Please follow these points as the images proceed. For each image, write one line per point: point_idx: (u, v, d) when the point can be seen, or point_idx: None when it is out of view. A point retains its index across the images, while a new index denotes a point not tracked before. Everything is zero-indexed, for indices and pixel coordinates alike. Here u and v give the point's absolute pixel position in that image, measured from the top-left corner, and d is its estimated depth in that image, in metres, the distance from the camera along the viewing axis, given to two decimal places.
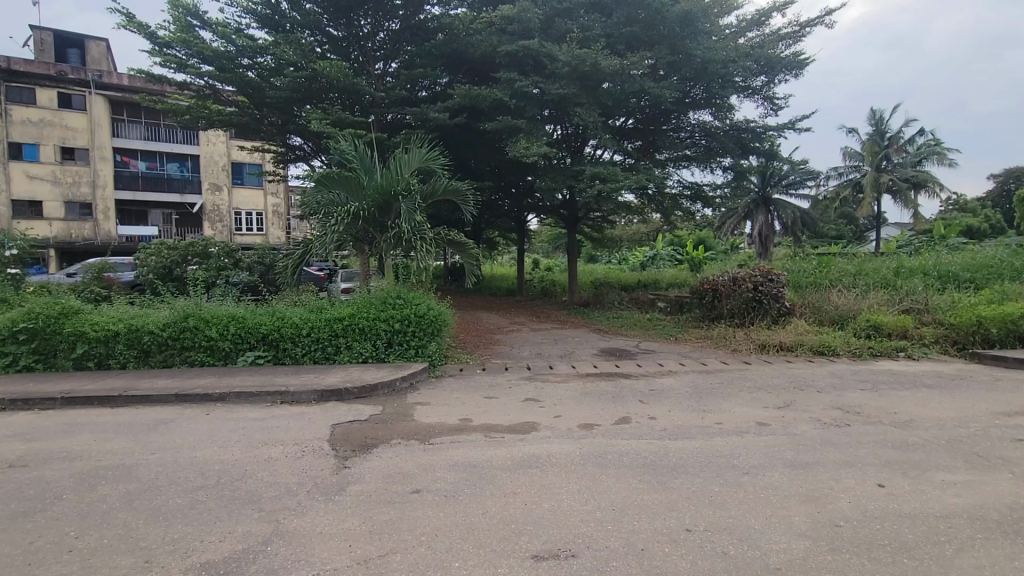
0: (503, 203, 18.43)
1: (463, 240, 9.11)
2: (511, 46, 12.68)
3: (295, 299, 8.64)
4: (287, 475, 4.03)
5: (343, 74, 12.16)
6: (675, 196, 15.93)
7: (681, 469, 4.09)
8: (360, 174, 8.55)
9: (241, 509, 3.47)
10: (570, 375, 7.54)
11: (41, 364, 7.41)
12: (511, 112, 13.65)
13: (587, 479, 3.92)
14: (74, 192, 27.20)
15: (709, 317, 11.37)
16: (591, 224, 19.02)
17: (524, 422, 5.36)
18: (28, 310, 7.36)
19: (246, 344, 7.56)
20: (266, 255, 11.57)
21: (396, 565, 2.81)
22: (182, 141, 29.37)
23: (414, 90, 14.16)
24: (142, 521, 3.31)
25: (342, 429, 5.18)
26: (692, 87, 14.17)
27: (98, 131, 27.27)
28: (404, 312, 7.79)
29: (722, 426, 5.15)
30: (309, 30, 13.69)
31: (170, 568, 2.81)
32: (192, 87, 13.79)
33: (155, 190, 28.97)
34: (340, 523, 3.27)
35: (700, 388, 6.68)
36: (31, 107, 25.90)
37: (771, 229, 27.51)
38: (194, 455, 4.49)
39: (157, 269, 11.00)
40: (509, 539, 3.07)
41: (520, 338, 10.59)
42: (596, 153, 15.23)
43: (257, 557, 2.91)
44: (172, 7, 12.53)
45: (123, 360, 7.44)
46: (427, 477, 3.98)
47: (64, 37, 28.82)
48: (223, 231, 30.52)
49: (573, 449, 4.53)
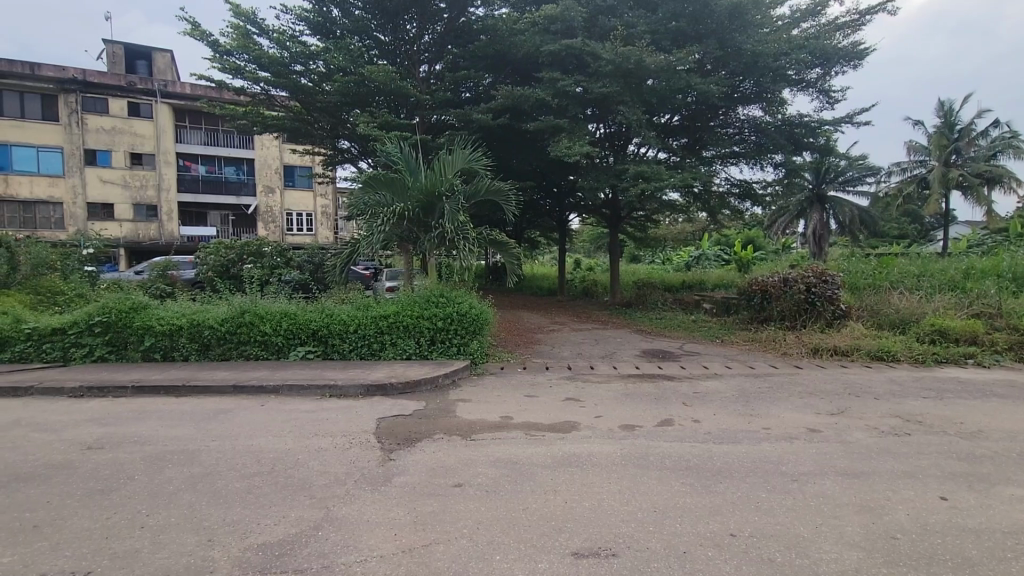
0: (545, 202, 18.43)
1: (503, 239, 9.18)
2: (554, 46, 12.63)
3: (343, 297, 8.92)
4: (337, 465, 4.20)
5: (389, 78, 12.50)
6: (722, 194, 15.54)
7: (726, 473, 4.00)
8: (405, 175, 8.77)
9: (294, 495, 3.66)
10: (611, 375, 7.50)
11: (114, 355, 7.97)
12: (553, 111, 13.61)
13: (628, 480, 3.89)
14: (141, 195, 29.06)
15: (758, 319, 11.01)
16: (635, 223, 18.71)
17: (564, 421, 5.37)
18: (102, 305, 7.93)
19: (297, 340, 7.90)
20: (315, 255, 11.98)
21: (439, 556, 2.89)
22: (239, 145, 31.01)
23: (458, 92, 14.40)
24: (205, 503, 3.54)
25: (388, 423, 5.34)
26: (741, 82, 13.76)
27: (163, 137, 29.05)
28: (446, 311, 7.96)
29: (771, 432, 4.99)
30: (359, 37, 14.06)
31: (231, 547, 2.99)
32: (249, 93, 14.41)
33: (214, 193, 30.69)
34: (386, 513, 3.39)
35: (747, 391, 6.50)
36: (104, 116, 27.89)
37: (826, 228, 26.07)
38: (251, 443, 4.74)
39: (216, 267, 11.66)
40: (549, 535, 3.09)
41: (561, 338, 10.63)
42: (640, 151, 15.02)
43: (309, 540, 3.05)
44: (233, 16, 13.15)
45: (186, 353, 7.93)
46: (469, 471, 4.07)
47: (133, 50, 30.90)
48: (276, 231, 31.95)
49: (614, 450, 4.50)
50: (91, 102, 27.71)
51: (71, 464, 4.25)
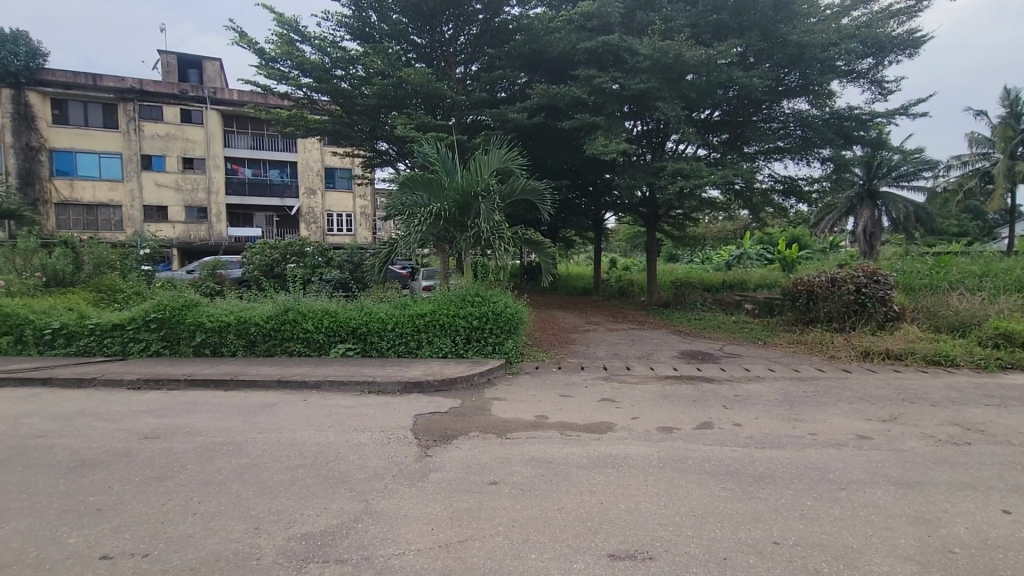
0: (580, 201, 18.31)
1: (539, 239, 9.18)
2: (591, 43, 12.51)
3: (381, 296, 9.11)
4: (376, 460, 4.30)
5: (426, 80, 12.68)
6: (766, 191, 15.03)
7: (769, 479, 3.87)
8: (442, 176, 8.88)
9: (334, 488, 3.76)
10: (648, 376, 7.38)
11: (168, 350, 8.37)
12: (590, 109, 13.50)
13: (666, 483, 3.82)
14: (193, 197, 30.48)
15: (803, 321, 10.59)
16: (673, 222, 18.33)
17: (600, 421, 5.33)
18: (157, 303, 8.36)
19: (338, 337, 8.13)
20: (354, 254, 12.27)
21: (475, 552, 2.91)
22: (282, 149, 32.35)
23: (494, 92, 14.48)
24: (251, 493, 3.68)
25: (425, 420, 5.42)
26: (786, 74, 13.27)
27: (213, 141, 30.37)
28: (481, 310, 8.03)
29: (817, 438, 4.79)
30: (397, 40, 14.31)
31: (276, 535, 3.11)
32: (292, 98, 14.89)
33: (259, 194, 31.90)
34: (423, 508, 3.44)
35: (792, 395, 6.28)
36: (159, 123, 29.38)
37: (878, 226, 24.81)
38: (294, 436, 4.91)
39: (261, 266, 12.10)
40: (585, 536, 3.07)
41: (596, 338, 10.51)
42: (678, 148, 14.72)
43: (349, 533, 3.13)
44: (278, 24, 13.62)
45: (234, 348, 8.27)
46: (504, 469, 4.07)
47: (186, 59, 32.46)
48: (317, 231, 32.94)
49: (651, 452, 4.43)
50: (147, 110, 29.24)
51: (130, 453, 4.51)
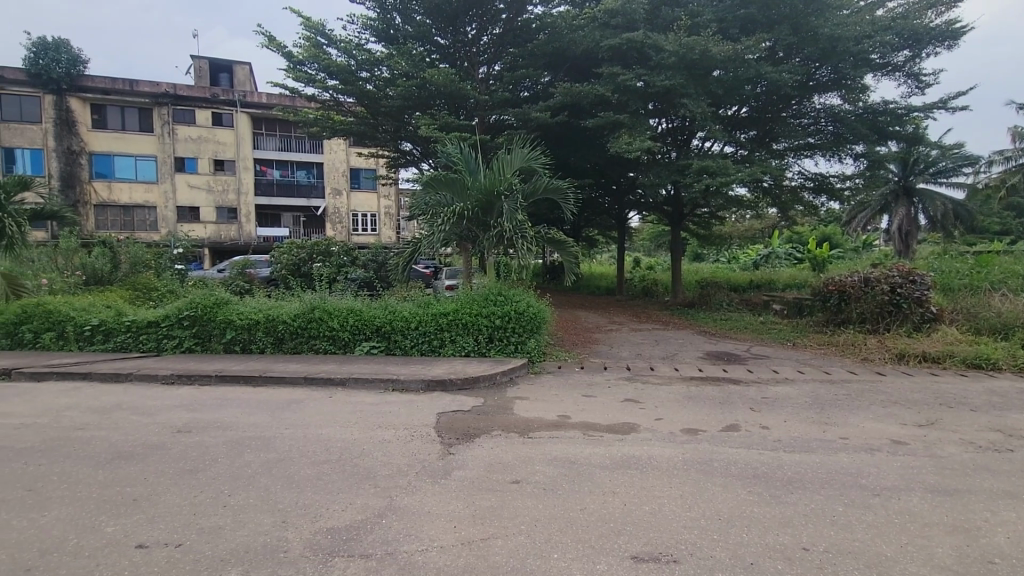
0: (604, 200, 18.17)
1: (561, 238, 9.15)
2: (615, 40, 12.41)
3: (405, 294, 9.21)
4: (399, 457, 4.35)
5: (449, 80, 12.77)
6: (795, 188, 14.68)
7: (797, 483, 3.78)
8: (465, 175, 8.92)
9: (359, 483, 3.82)
10: (672, 377, 7.28)
11: (200, 347, 8.61)
12: (613, 107, 13.39)
13: (690, 485, 3.76)
14: (223, 198, 31.31)
15: (835, 322, 10.29)
16: (698, 220, 18.03)
17: (623, 422, 5.28)
18: (190, 301, 8.61)
19: (362, 335, 8.24)
20: (379, 254, 12.41)
21: (498, 550, 2.92)
22: (309, 150, 33.00)
23: (517, 91, 14.48)
24: (279, 487, 3.76)
25: (448, 418, 5.45)
26: (817, 69, 12.92)
27: (243, 144, 31.16)
28: (504, 310, 8.05)
29: (849, 442, 4.65)
30: (421, 41, 14.43)
31: (303, 529, 3.17)
32: (319, 100, 15.16)
33: (287, 195, 32.58)
34: (446, 505, 3.46)
35: (822, 398, 6.12)
36: (191, 126, 30.26)
37: (914, 224, 23.96)
38: (320, 432, 5.00)
39: (289, 266, 12.35)
40: (608, 537, 3.05)
41: (620, 338, 10.42)
42: (704, 146, 14.48)
43: (373, 528, 3.17)
44: (305, 28, 13.88)
45: (262, 345, 8.46)
46: (526, 469, 4.07)
47: (217, 63, 33.36)
48: (343, 231, 33.48)
49: (675, 454, 4.37)
50: (180, 113, 30.14)
51: (165, 445, 4.66)
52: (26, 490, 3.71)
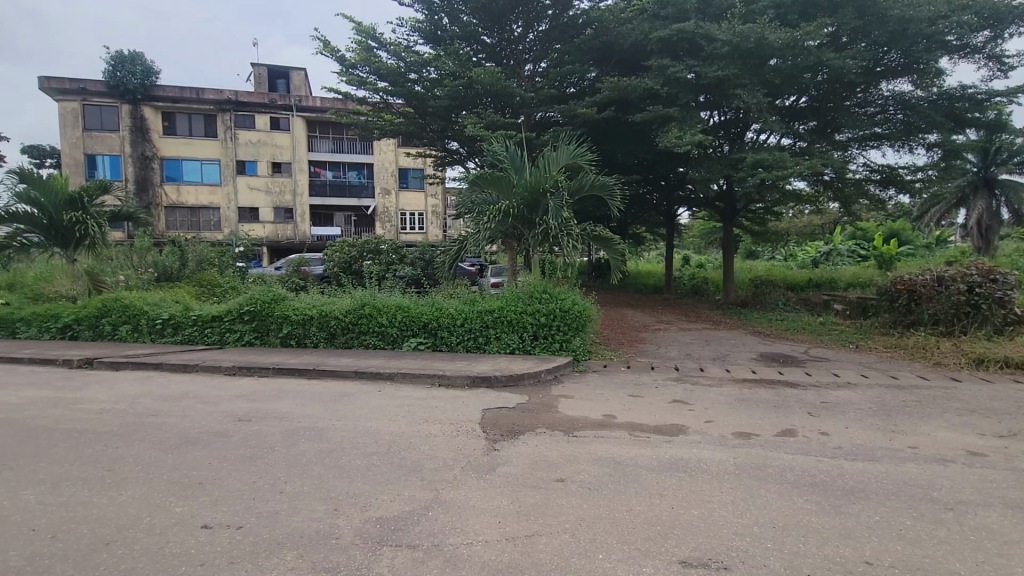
0: (652, 196, 17.77)
1: (608, 235, 9.02)
2: (665, 31, 12.09)
3: (451, 292, 9.34)
4: (446, 451, 4.41)
5: (495, 78, 12.83)
6: (860, 181, 13.86)
7: (860, 494, 3.57)
8: (511, 173, 8.93)
9: (406, 475, 3.90)
10: (723, 379, 7.04)
11: (259, 341, 9.05)
12: (663, 100, 13.06)
13: (743, 491, 3.61)
14: (281, 199, 32.78)
15: (903, 323, 9.66)
16: (752, 216, 17.35)
17: (671, 423, 5.14)
18: (250, 297, 9.07)
19: (410, 331, 8.42)
20: (426, 252, 12.65)
21: (543, 547, 2.91)
22: (360, 151, 34.08)
23: (563, 87, 14.38)
24: (331, 476, 3.90)
25: (493, 414, 5.49)
26: (886, 53, 12.13)
27: (298, 146, 32.52)
28: (549, 308, 8.02)
29: (918, 452, 4.35)
30: (467, 41, 14.56)
31: (353, 517, 3.27)
32: (369, 102, 15.59)
33: (339, 195, 33.77)
34: (490, 500, 3.49)
35: (887, 404, 5.75)
36: (252, 131, 31.85)
37: (994, 218, 22.14)
38: (369, 425, 5.15)
39: (341, 263, 12.76)
40: (655, 540, 2.98)
41: (668, 338, 10.18)
42: (760, 138, 13.90)
43: (420, 519, 3.23)
44: (357, 32, 14.30)
45: (316, 340, 8.80)
46: (571, 467, 4.04)
47: (275, 70, 34.93)
48: (391, 230, 34.35)
49: (726, 458, 4.22)
50: (242, 119, 31.75)
51: (227, 433, 4.93)
52: (106, 470, 4.01)
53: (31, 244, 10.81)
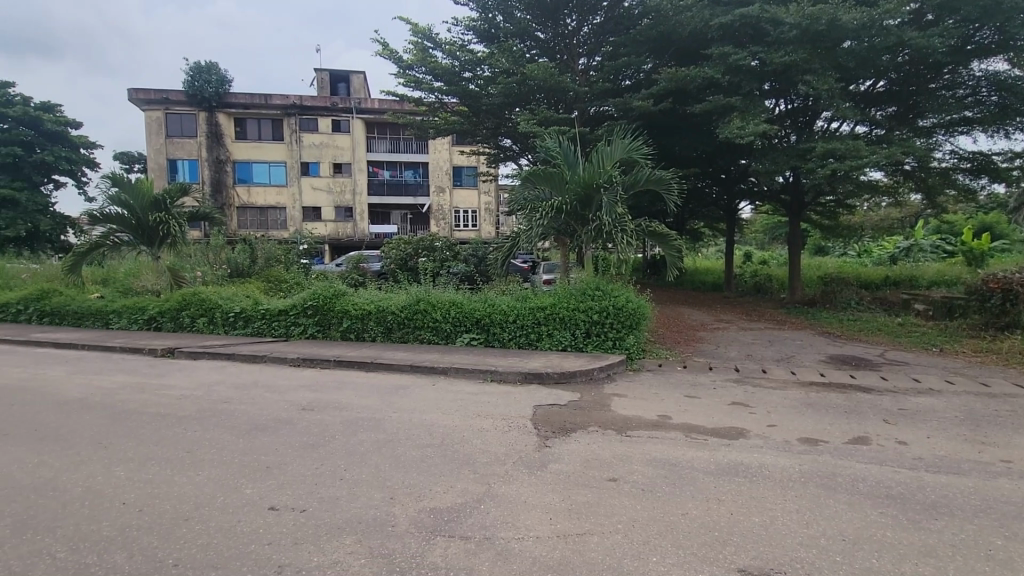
0: (711, 189, 17.13)
1: (664, 231, 8.80)
2: (726, 18, 11.59)
3: (503, 288, 9.39)
4: (498, 446, 4.45)
5: (549, 74, 12.75)
6: (946, 170, 12.72)
7: (943, 509, 3.29)
8: (564, 169, 8.85)
9: (459, 469, 3.96)
10: (788, 381, 6.69)
11: (321, 334, 9.47)
12: (724, 90, 12.53)
13: (808, 500, 3.42)
14: (341, 199, 34.14)
15: (996, 325, 8.82)
16: (821, 210, 16.36)
17: (730, 426, 4.95)
18: (313, 292, 9.50)
19: (463, 327, 8.55)
20: (479, 248, 12.80)
21: (594, 547, 2.88)
22: (416, 151, 34.91)
23: (618, 81, 14.11)
24: (388, 465, 4.03)
25: (544, 411, 5.48)
26: (978, 29, 11.06)
27: (357, 147, 33.74)
28: (602, 305, 7.92)
29: (1013, 467, 3.95)
30: (521, 38, 14.56)
31: (408, 506, 3.36)
32: (424, 102, 15.92)
33: (396, 194, 34.79)
34: (541, 496, 3.48)
35: (975, 413, 5.27)
36: (315, 133, 33.34)
37: None
38: (424, 417, 5.27)
39: (398, 259, 13.13)
40: (713, 546, 2.87)
41: (727, 338, 9.79)
42: (830, 127, 13.07)
43: (472, 512, 3.27)
44: (414, 34, 14.63)
45: (373, 334, 9.11)
46: (624, 467, 3.97)
47: (337, 74, 36.37)
48: (446, 228, 35.01)
49: (790, 464, 4.01)
50: (306, 122, 33.30)
51: (292, 421, 5.19)
52: (185, 452, 4.33)
53: (122, 243, 11.76)
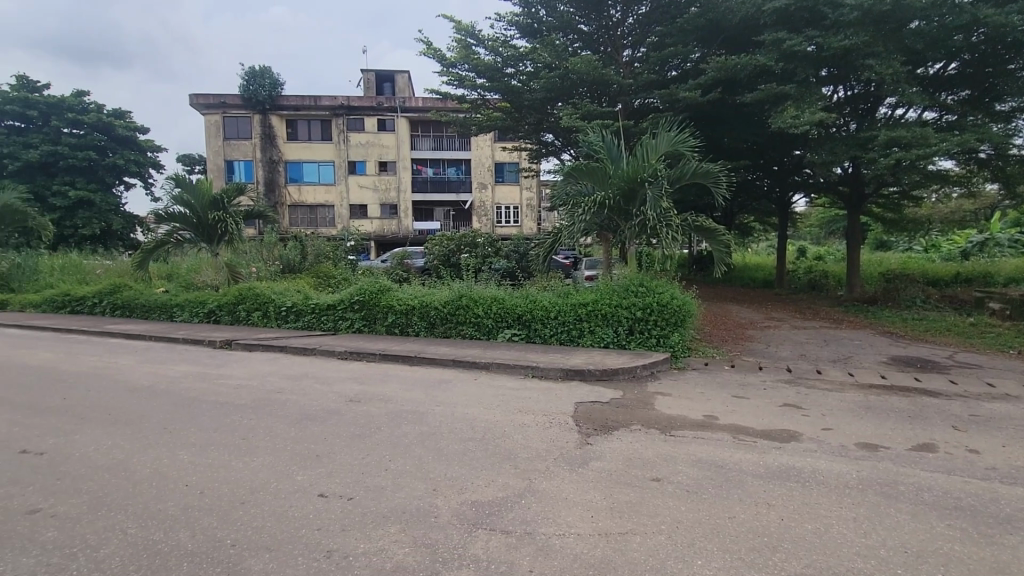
0: (761, 182, 16.47)
1: (712, 226, 8.53)
2: (780, 1, 11.07)
3: (545, 284, 9.36)
4: (539, 442, 4.44)
5: (592, 66, 12.57)
6: None
7: (1020, 524, 3.04)
8: (607, 164, 8.70)
9: (500, 463, 3.98)
10: (845, 383, 6.35)
11: (367, 328, 9.74)
12: (777, 77, 12.00)
13: (866, 508, 3.24)
14: (387, 196, 34.94)
15: None
16: (883, 202, 15.43)
17: (782, 429, 4.75)
18: (359, 287, 9.77)
19: (505, 322, 8.58)
20: (521, 244, 12.82)
21: (636, 546, 2.83)
22: (458, 148, 35.24)
23: (664, 72, 13.75)
24: (431, 458, 4.09)
25: (586, 408, 5.43)
26: None
27: (402, 146, 34.41)
28: (646, 301, 7.77)
29: None
30: (564, 32, 14.41)
31: (451, 499, 3.40)
32: (467, 99, 16.04)
33: (439, 191, 35.30)
34: (583, 494, 3.45)
35: None
36: (361, 133, 34.25)
37: None
38: (466, 412, 5.33)
39: (440, 256, 13.31)
40: (761, 552, 2.77)
41: (779, 336, 9.40)
42: (895, 113, 12.28)
43: (514, 507, 3.29)
44: (457, 31, 14.74)
45: (417, 329, 9.28)
46: (668, 467, 3.88)
47: (382, 74, 37.17)
48: (488, 224, 35.22)
49: (847, 470, 3.81)
50: (353, 122, 34.25)
51: (340, 412, 5.36)
52: (241, 438, 4.55)
53: (185, 240, 12.44)
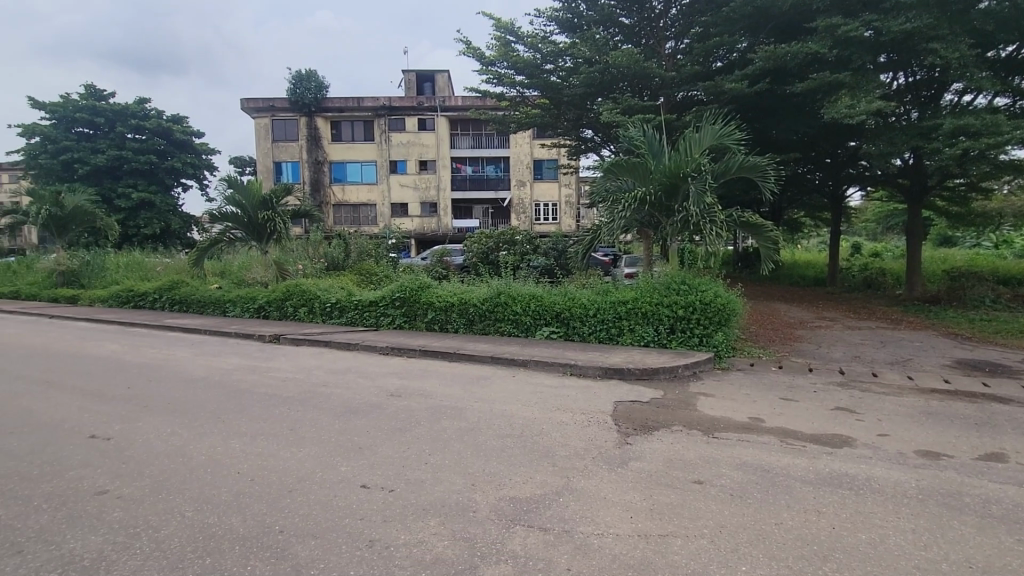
0: (812, 175, 15.77)
1: (758, 221, 8.24)
2: None
3: (584, 282, 9.28)
4: (578, 440, 4.41)
5: (633, 60, 12.34)
6: None
7: None
8: (648, 159, 8.52)
9: (538, 460, 3.98)
10: (904, 387, 6.01)
11: (407, 324, 9.92)
12: (830, 65, 11.43)
13: (927, 520, 3.05)
14: (426, 195, 35.47)
15: None
16: (947, 194, 14.49)
17: (834, 433, 4.53)
18: (400, 284, 9.96)
19: (543, 320, 8.56)
20: (559, 242, 12.75)
21: (677, 549, 2.77)
22: (497, 146, 35.36)
23: (708, 63, 13.36)
24: (469, 453, 4.13)
25: (626, 407, 5.34)
26: None
27: (441, 144, 34.83)
28: (688, 299, 7.58)
29: None
30: (605, 25, 14.19)
31: (488, 494, 3.42)
32: (506, 97, 16.06)
33: (478, 189, 35.55)
34: (622, 494, 3.40)
35: None
36: (403, 132, 34.89)
37: None
38: (504, 408, 5.35)
39: (479, 253, 13.41)
40: (811, 560, 2.65)
41: (830, 337, 8.99)
42: (961, 100, 11.49)
43: (551, 504, 3.27)
44: (496, 29, 14.77)
45: (456, 325, 9.38)
46: (711, 470, 3.78)
47: (423, 74, 37.71)
48: (526, 221, 35.21)
49: (905, 478, 3.60)
50: (394, 122, 34.92)
51: (382, 405, 5.49)
52: (289, 429, 4.72)
53: (236, 239, 13.00)
